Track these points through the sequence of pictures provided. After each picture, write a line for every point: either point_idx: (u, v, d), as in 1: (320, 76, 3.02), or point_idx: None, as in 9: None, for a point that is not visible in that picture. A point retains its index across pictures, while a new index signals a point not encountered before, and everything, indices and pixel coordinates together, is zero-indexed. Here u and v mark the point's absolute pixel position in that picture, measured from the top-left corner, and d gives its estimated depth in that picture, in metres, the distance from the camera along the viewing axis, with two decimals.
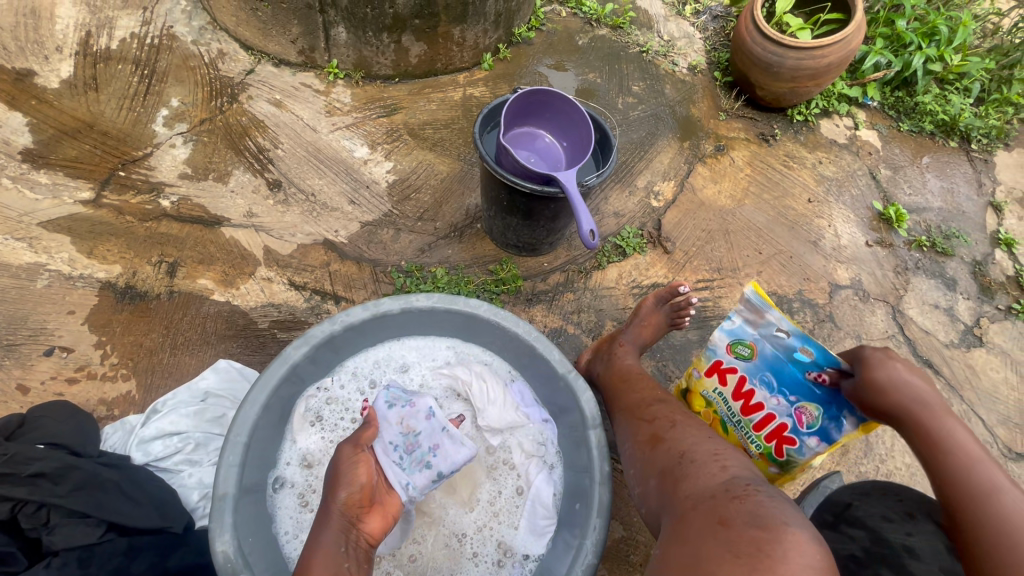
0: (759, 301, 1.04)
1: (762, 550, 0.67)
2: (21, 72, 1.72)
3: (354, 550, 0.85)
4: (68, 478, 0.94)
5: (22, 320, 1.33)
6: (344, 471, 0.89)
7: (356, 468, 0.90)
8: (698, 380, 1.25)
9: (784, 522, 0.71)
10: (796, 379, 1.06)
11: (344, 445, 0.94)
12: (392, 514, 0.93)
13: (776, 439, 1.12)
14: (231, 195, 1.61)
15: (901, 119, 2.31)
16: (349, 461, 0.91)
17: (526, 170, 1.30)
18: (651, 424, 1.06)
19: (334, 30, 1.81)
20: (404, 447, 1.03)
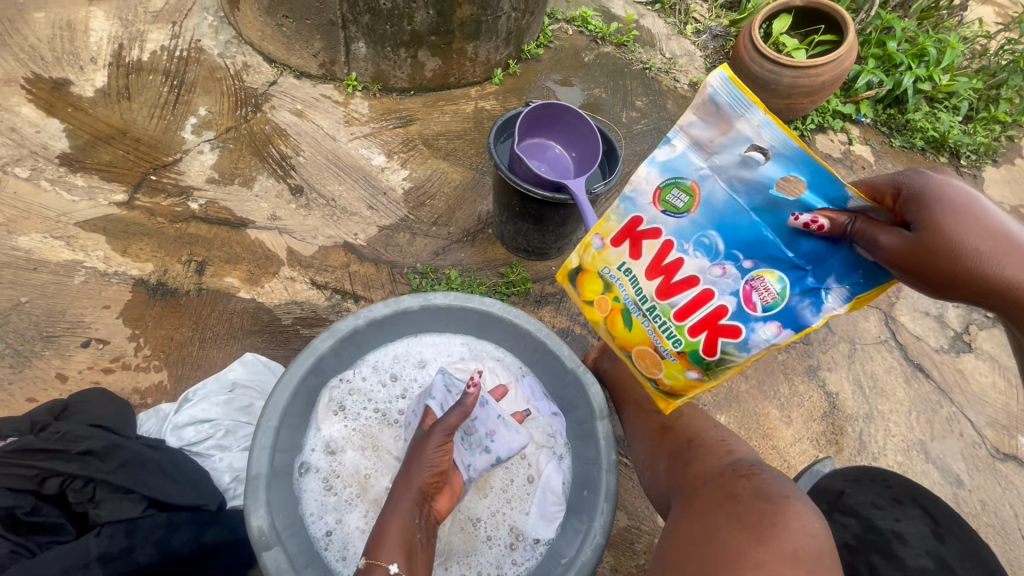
0: (735, 97, 0.77)
1: (767, 518, 0.73)
2: (57, 81, 1.81)
3: (427, 525, 0.92)
4: (113, 456, 1.02)
5: (61, 313, 1.41)
6: (427, 455, 0.95)
7: (438, 457, 0.96)
8: (601, 254, 0.99)
9: (786, 495, 0.77)
10: (750, 231, 0.83)
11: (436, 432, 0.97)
12: (456, 493, 1.04)
13: (704, 328, 0.90)
14: (256, 199, 1.69)
15: (893, 135, 2.42)
16: (434, 449, 0.95)
17: (538, 178, 1.39)
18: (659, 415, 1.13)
19: (354, 45, 1.91)
20: (465, 430, 1.15)
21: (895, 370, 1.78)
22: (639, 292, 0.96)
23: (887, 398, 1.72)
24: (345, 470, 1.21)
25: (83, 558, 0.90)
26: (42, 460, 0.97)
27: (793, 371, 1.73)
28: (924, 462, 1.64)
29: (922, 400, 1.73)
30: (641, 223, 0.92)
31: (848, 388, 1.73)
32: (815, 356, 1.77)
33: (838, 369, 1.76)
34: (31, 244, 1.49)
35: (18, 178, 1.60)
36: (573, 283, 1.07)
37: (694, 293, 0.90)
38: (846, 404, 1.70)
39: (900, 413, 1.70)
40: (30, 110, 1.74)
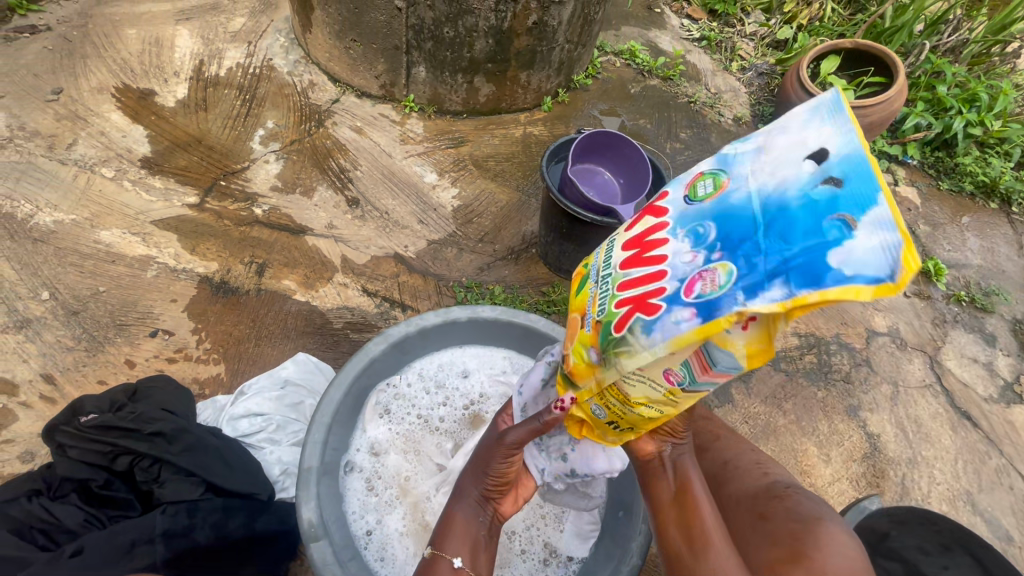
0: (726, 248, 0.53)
1: (798, 539, 0.74)
2: (143, 92, 1.97)
3: (491, 525, 0.93)
4: (179, 439, 1.07)
5: (133, 304, 1.51)
6: (495, 462, 0.89)
7: (506, 464, 0.89)
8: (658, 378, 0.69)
9: (819, 516, 0.77)
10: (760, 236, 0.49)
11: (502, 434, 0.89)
12: (524, 496, 0.97)
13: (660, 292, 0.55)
14: (315, 208, 1.79)
15: (941, 177, 2.39)
16: (502, 457, 0.88)
17: (588, 202, 1.44)
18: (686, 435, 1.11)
19: (415, 69, 2.02)
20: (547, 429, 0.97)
21: (941, 416, 1.73)
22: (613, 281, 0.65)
23: (932, 445, 1.67)
24: (387, 472, 1.25)
25: (149, 532, 0.96)
26: (117, 438, 1.05)
27: (833, 409, 1.70)
28: (971, 513, 1.58)
29: (969, 450, 1.68)
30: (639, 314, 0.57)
31: (890, 431, 1.69)
32: (856, 395, 1.74)
33: (880, 411, 1.72)
34: (111, 238, 1.61)
35: (104, 177, 1.73)
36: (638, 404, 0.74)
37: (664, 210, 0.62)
38: (888, 447, 1.66)
39: (946, 461, 1.65)
40: (118, 116, 1.89)
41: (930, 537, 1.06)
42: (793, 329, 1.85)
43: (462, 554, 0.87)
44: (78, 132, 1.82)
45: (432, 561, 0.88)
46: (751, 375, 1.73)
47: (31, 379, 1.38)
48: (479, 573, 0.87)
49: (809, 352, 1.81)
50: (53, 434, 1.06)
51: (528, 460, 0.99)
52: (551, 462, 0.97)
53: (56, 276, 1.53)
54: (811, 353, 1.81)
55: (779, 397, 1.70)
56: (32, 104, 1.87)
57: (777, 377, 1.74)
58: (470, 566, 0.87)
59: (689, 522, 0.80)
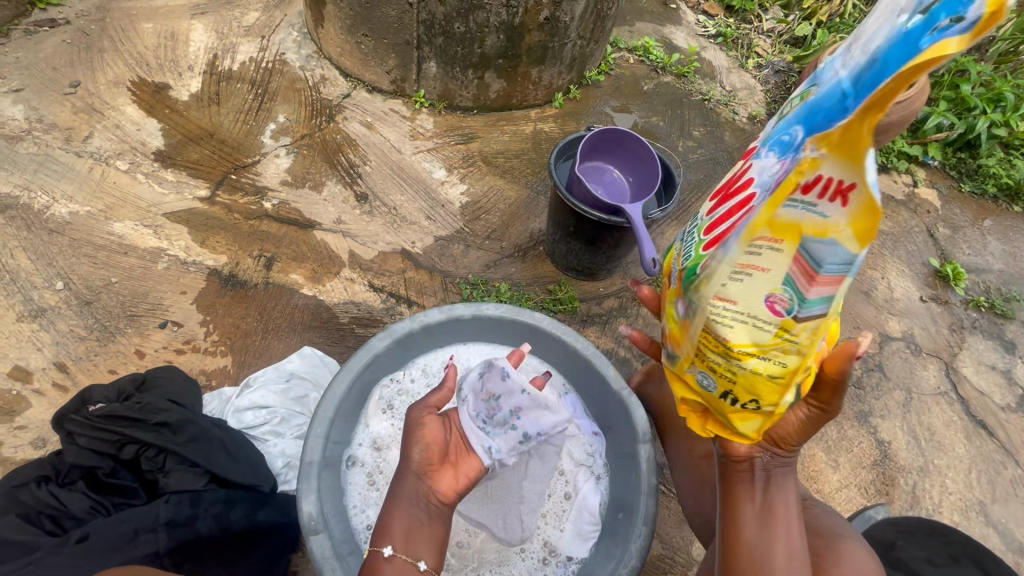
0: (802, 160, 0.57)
1: (817, 551, 0.86)
2: (158, 86, 1.99)
3: (427, 505, 0.93)
4: (184, 430, 1.09)
5: (143, 295, 1.53)
6: (416, 433, 0.98)
7: (426, 432, 0.98)
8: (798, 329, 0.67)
9: (840, 531, 0.89)
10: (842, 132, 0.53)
11: (420, 411, 1.02)
12: (467, 474, 0.99)
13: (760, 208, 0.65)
14: (324, 203, 1.80)
15: (962, 179, 2.33)
16: (421, 422, 0.99)
17: (595, 200, 1.42)
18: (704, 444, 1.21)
19: (426, 64, 2.01)
20: (486, 413, 1.09)
21: (955, 424, 1.69)
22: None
23: (945, 453, 1.64)
24: (389, 467, 1.25)
25: (153, 521, 0.98)
26: (124, 427, 1.06)
27: (843, 414, 1.67)
28: (984, 525, 1.54)
29: (984, 459, 1.64)
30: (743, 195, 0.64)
31: (902, 438, 1.65)
32: (867, 401, 1.70)
33: (892, 417, 1.68)
34: (124, 230, 1.63)
35: (118, 170, 1.76)
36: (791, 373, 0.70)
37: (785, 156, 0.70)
38: (899, 455, 1.62)
39: (959, 470, 1.61)
40: (133, 110, 1.91)
41: (939, 549, 1.03)
42: None
43: (392, 541, 0.90)
44: (94, 125, 1.85)
45: (373, 556, 0.90)
46: None
47: (44, 367, 1.41)
48: (415, 557, 0.89)
49: None
50: (61, 422, 1.08)
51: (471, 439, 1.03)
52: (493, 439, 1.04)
53: (69, 266, 1.56)
54: None
55: None
56: (50, 97, 1.90)
57: None
58: (404, 552, 0.89)
59: (767, 537, 0.81)
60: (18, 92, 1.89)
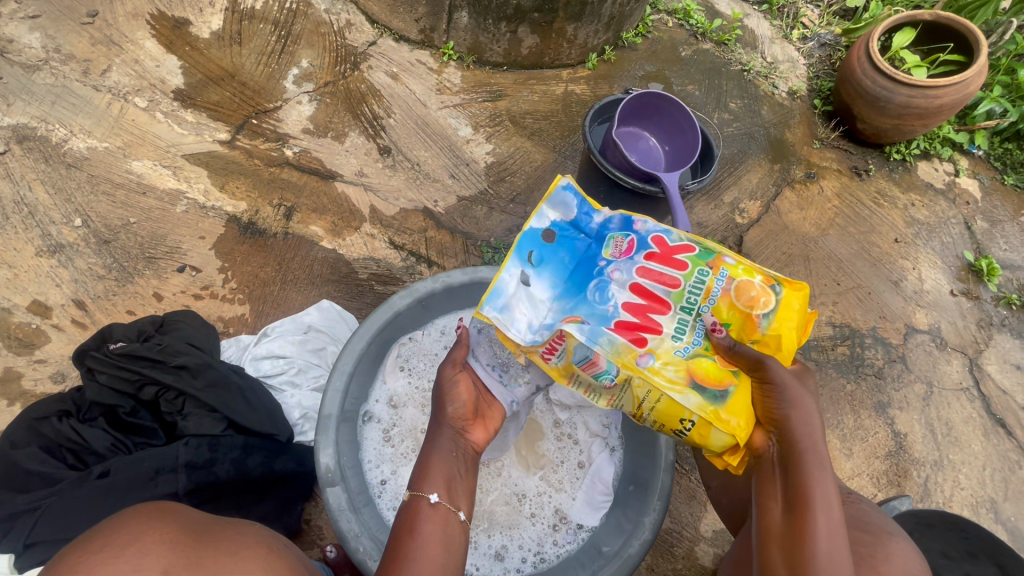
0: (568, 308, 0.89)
1: (872, 552, 0.79)
2: (178, 21, 1.91)
3: (465, 457, 0.88)
4: (204, 374, 1.08)
5: (162, 238, 1.51)
6: (447, 389, 0.92)
7: (457, 385, 0.93)
8: (663, 354, 0.85)
9: (888, 530, 0.83)
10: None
11: (444, 366, 0.95)
12: (495, 425, 0.96)
13: (647, 300, 0.88)
14: (346, 153, 1.74)
15: (1006, 171, 2.23)
16: (451, 380, 0.93)
17: (630, 166, 1.36)
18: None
19: (457, 14, 1.92)
20: (501, 366, 1.00)
21: (973, 421, 1.67)
22: (695, 293, 0.88)
23: (960, 449, 1.62)
24: (404, 426, 1.25)
25: (173, 462, 0.98)
26: (144, 367, 1.06)
27: (861, 404, 1.65)
28: (993, 522, 1.54)
29: (999, 458, 1.62)
30: (638, 307, 0.88)
31: (919, 431, 1.63)
32: (886, 392, 1.68)
33: (910, 410, 1.66)
34: (142, 169, 1.60)
35: (137, 107, 1.70)
36: (697, 386, 0.83)
37: (650, 242, 0.92)
38: (914, 448, 1.60)
39: (973, 466, 1.60)
40: (152, 44, 1.84)
41: (956, 542, 1.03)
42: (828, 319, 1.78)
43: (438, 488, 0.82)
44: (112, 58, 1.79)
45: (412, 503, 0.82)
46: None
47: (63, 303, 1.40)
48: (455, 506, 0.82)
49: (842, 343, 1.74)
50: (82, 358, 1.07)
51: (495, 389, 0.98)
52: (518, 390, 1.00)
53: (88, 203, 1.53)
54: (844, 344, 1.74)
55: None
56: (67, 25, 1.83)
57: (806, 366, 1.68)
58: (448, 501, 0.82)
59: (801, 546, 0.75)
60: (35, 19, 1.82)
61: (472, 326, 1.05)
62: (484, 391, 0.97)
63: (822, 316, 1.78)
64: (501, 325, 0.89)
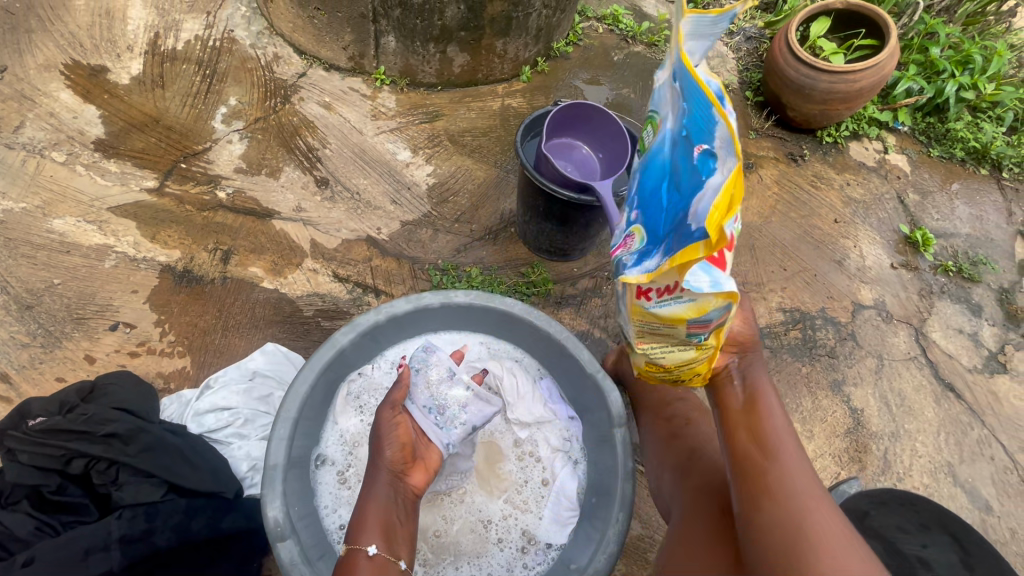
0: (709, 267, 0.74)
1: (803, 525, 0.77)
2: (95, 68, 1.85)
3: (405, 503, 0.86)
4: (136, 439, 1.03)
5: (90, 296, 1.43)
6: (384, 433, 0.89)
7: (395, 429, 0.90)
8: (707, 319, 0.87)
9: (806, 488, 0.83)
10: (661, 222, 0.76)
11: (381, 409, 0.92)
12: (433, 468, 0.94)
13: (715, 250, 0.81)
14: (282, 190, 1.70)
15: (931, 144, 2.34)
16: (390, 423, 0.90)
17: (563, 177, 1.36)
18: (671, 409, 1.25)
19: (384, 39, 1.91)
20: (436, 408, 1.00)
21: (924, 388, 1.72)
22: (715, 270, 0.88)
23: (915, 418, 1.66)
24: (360, 465, 1.22)
25: (104, 538, 0.93)
26: (70, 441, 1.00)
27: (818, 385, 1.68)
28: (952, 485, 1.58)
29: (952, 421, 1.67)
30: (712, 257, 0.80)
31: (874, 405, 1.67)
32: (841, 370, 1.72)
33: (864, 385, 1.70)
34: (65, 227, 1.52)
35: (55, 162, 1.63)
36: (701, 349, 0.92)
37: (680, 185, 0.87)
38: (871, 422, 1.64)
39: (929, 433, 1.64)
40: (68, 95, 1.78)
41: (910, 516, 1.04)
42: (779, 305, 1.82)
43: (375, 539, 0.80)
44: (25, 114, 1.72)
45: (350, 556, 0.80)
46: None
47: None
48: (395, 556, 0.81)
49: (794, 327, 1.77)
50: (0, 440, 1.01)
51: (431, 434, 0.97)
52: (453, 433, 0.99)
53: (7, 268, 1.45)
54: (796, 328, 1.77)
55: None
56: None
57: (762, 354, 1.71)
58: (387, 552, 0.80)
59: None
60: None
61: (412, 364, 1.05)
62: (421, 434, 0.95)
63: (773, 302, 1.82)
64: (716, 186, 0.64)
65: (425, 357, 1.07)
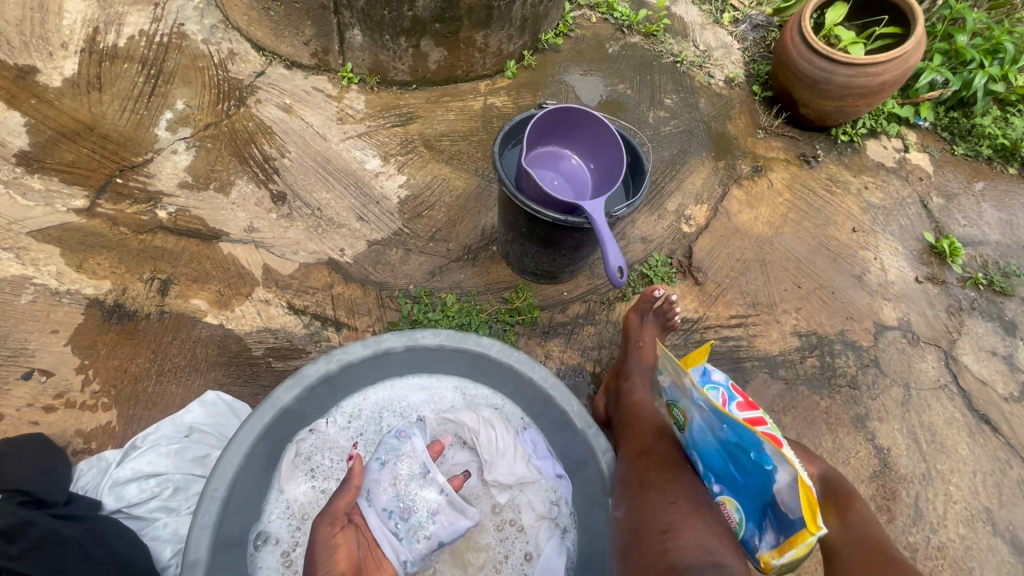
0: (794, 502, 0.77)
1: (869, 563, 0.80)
2: (23, 69, 1.64)
3: None
4: (23, 535, 0.84)
5: (2, 338, 1.24)
6: (320, 554, 0.84)
7: (333, 549, 0.85)
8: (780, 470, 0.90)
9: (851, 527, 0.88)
10: (749, 500, 0.87)
11: (321, 521, 0.88)
12: None
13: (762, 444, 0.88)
14: (232, 207, 1.50)
15: (955, 141, 2.14)
16: (328, 543, 0.86)
17: (547, 196, 1.16)
18: (637, 463, 0.97)
19: (349, 32, 1.70)
20: (399, 513, 1.00)
21: (957, 421, 1.54)
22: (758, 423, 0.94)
23: (948, 456, 1.48)
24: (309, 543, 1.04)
25: None
26: None
27: (838, 421, 1.50)
28: (991, 534, 1.40)
29: (989, 459, 1.49)
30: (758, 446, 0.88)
31: (901, 443, 1.49)
32: (863, 402, 1.53)
33: (890, 420, 1.52)
34: None
35: None
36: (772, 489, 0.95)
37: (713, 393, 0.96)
38: (899, 463, 1.46)
39: (963, 474, 1.46)
40: None
41: None
42: (793, 328, 1.63)
43: None
44: None
45: None
46: (745, 385, 1.52)
47: None
48: None
49: (811, 354, 1.59)
50: None
51: (387, 548, 0.95)
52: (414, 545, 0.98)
53: None
54: (813, 355, 1.59)
55: (777, 409, 1.49)
56: None
57: (775, 387, 1.53)
58: None
59: None
60: None
61: (381, 456, 1.06)
62: (373, 546, 0.95)
63: (786, 325, 1.63)
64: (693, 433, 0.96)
65: (398, 447, 1.07)
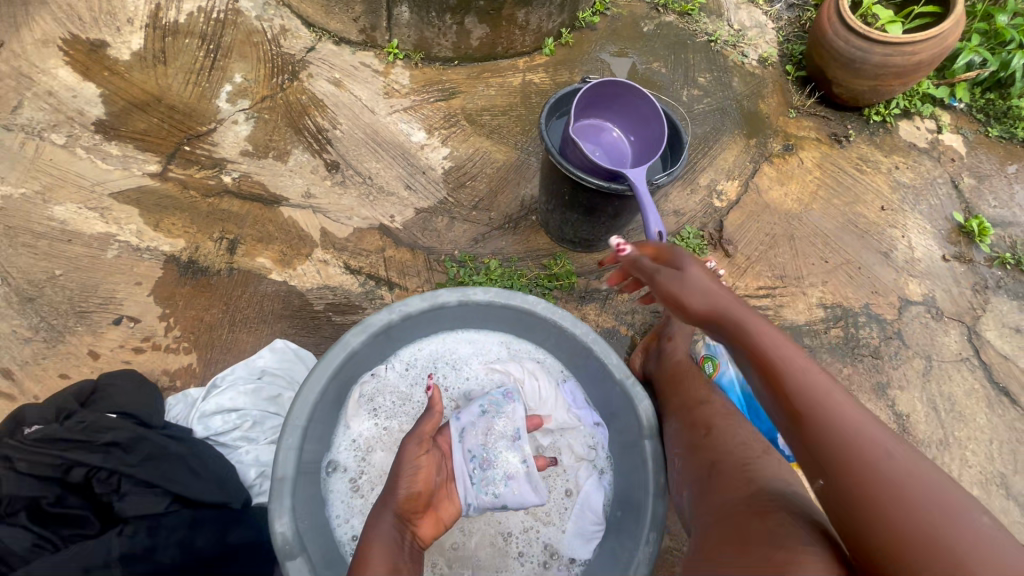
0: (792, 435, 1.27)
1: None
2: (94, 43, 1.75)
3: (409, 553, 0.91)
4: (138, 448, 0.98)
5: (93, 288, 1.37)
6: (407, 468, 0.97)
7: (418, 468, 0.98)
8: None
9: None
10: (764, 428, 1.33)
11: (411, 442, 1.02)
12: (444, 519, 1.02)
13: None
14: (290, 174, 1.61)
15: (990, 122, 2.14)
16: (413, 460, 0.98)
17: (592, 164, 1.24)
18: (697, 413, 1.10)
19: (397, 10, 1.78)
20: (480, 462, 1.09)
21: (976, 393, 1.60)
22: None
23: (966, 425, 1.54)
24: (374, 472, 1.16)
25: (104, 556, 0.87)
26: (67, 451, 0.94)
27: (860, 387, 1.57)
28: (1004, 498, 1.47)
29: (1006, 429, 1.55)
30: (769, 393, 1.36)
31: (921, 410, 1.55)
32: (885, 371, 1.60)
33: (911, 388, 1.58)
34: (65, 215, 1.45)
35: (54, 145, 1.56)
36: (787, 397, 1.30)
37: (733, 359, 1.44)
38: (918, 428, 1.53)
39: (979, 442, 1.53)
40: (67, 73, 1.69)
41: None
42: (819, 300, 1.69)
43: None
44: (23, 93, 1.63)
45: None
46: None
47: None
48: None
49: (835, 325, 1.65)
50: None
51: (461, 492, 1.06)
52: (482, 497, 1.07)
53: (7, 258, 1.38)
54: (837, 326, 1.65)
55: None
56: None
57: None
58: None
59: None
60: None
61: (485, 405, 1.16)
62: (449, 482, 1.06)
63: (812, 297, 1.69)
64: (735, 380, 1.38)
65: (502, 404, 1.17)
